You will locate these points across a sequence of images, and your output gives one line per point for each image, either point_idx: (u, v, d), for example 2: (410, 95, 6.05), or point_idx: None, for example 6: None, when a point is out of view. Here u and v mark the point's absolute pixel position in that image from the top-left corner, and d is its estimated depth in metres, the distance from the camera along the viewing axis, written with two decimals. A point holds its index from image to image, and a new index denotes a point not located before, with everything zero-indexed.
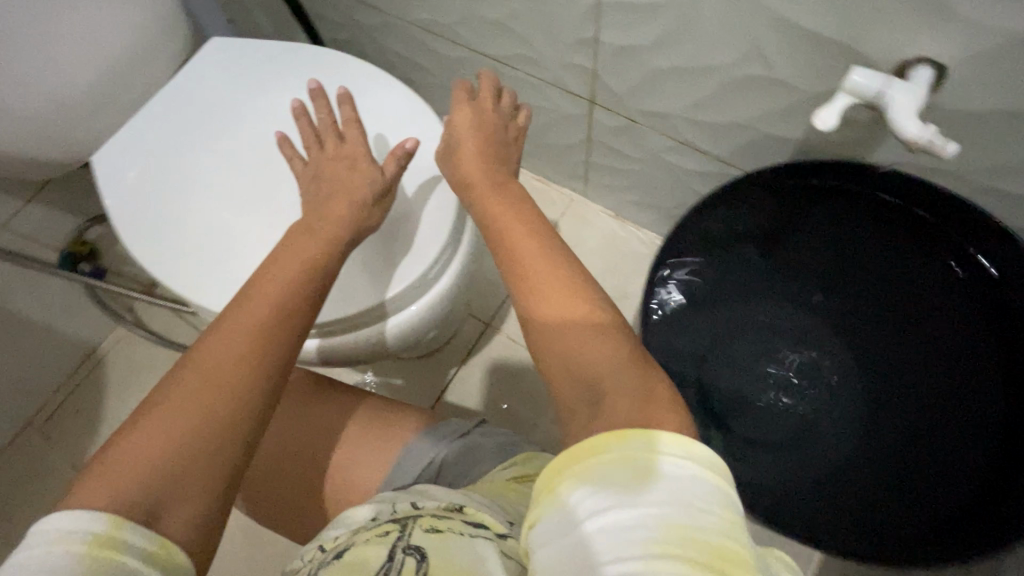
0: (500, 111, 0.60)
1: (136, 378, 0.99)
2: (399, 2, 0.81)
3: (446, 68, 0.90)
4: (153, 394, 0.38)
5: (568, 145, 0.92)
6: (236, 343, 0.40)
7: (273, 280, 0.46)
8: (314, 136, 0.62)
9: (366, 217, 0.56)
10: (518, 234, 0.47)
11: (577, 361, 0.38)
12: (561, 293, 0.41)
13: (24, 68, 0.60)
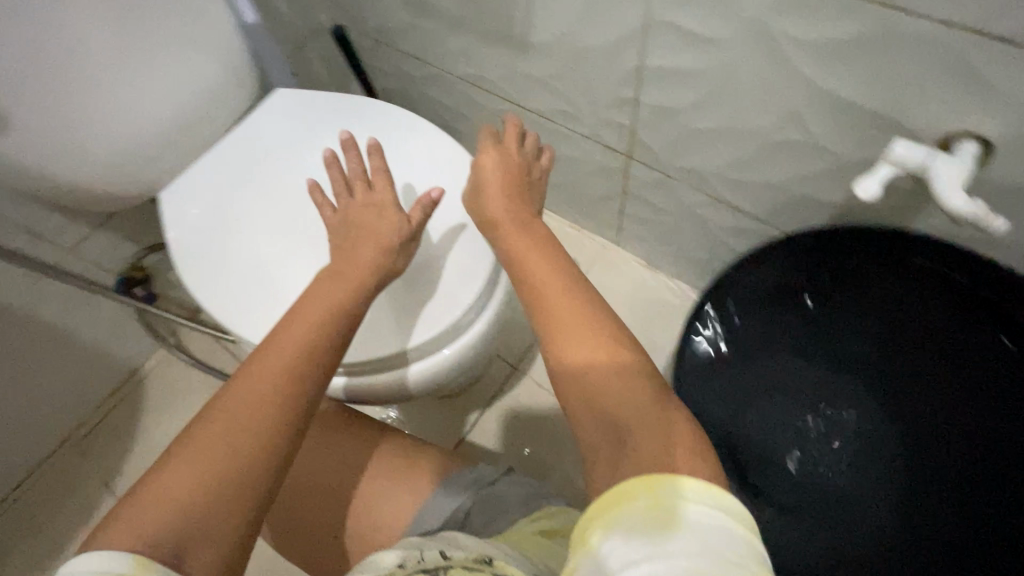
0: (523, 152, 0.59)
1: (171, 401, 1.03)
2: (448, 58, 0.86)
3: (487, 119, 0.94)
4: (183, 437, 0.39)
5: (602, 196, 0.94)
6: (264, 388, 0.41)
7: (300, 321, 0.47)
8: (344, 183, 0.61)
9: (393, 262, 0.56)
10: (552, 280, 0.45)
11: (604, 403, 0.38)
12: (586, 335, 0.41)
13: (107, 110, 0.64)
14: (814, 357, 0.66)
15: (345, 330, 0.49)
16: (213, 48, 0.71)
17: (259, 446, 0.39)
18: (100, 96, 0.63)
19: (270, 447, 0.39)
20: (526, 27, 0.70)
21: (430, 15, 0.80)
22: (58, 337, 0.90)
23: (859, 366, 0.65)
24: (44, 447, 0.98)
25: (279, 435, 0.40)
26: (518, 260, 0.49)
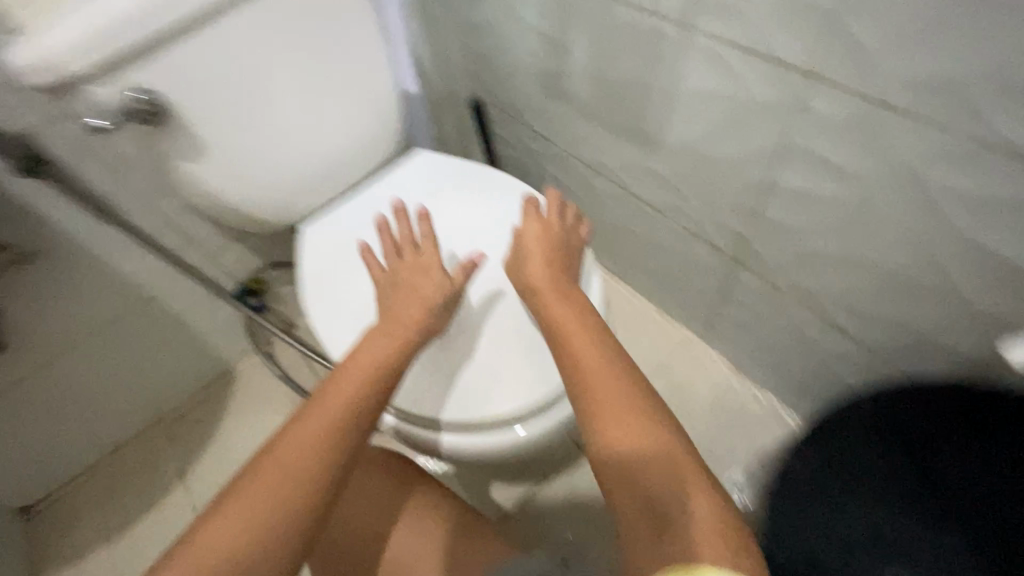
0: (564, 223, 0.65)
1: (254, 405, 1.10)
2: (572, 140, 0.92)
3: (596, 199, 0.98)
4: (234, 487, 0.42)
5: (698, 291, 0.93)
6: (310, 442, 0.44)
7: (352, 372, 0.50)
8: (394, 247, 0.65)
9: (434, 321, 0.60)
10: (590, 355, 0.49)
11: (643, 472, 0.40)
12: (626, 412, 0.43)
13: (279, 149, 0.70)
14: (889, 512, 0.57)
15: (390, 385, 0.51)
16: (371, 99, 0.75)
17: (299, 500, 0.41)
18: (277, 138, 0.69)
19: (313, 493, 0.42)
20: (657, 130, 0.73)
21: (567, 103, 0.86)
22: (180, 331, 1.00)
23: (961, 541, 0.55)
24: (139, 425, 1.07)
25: (323, 481, 0.43)
26: (562, 329, 0.53)
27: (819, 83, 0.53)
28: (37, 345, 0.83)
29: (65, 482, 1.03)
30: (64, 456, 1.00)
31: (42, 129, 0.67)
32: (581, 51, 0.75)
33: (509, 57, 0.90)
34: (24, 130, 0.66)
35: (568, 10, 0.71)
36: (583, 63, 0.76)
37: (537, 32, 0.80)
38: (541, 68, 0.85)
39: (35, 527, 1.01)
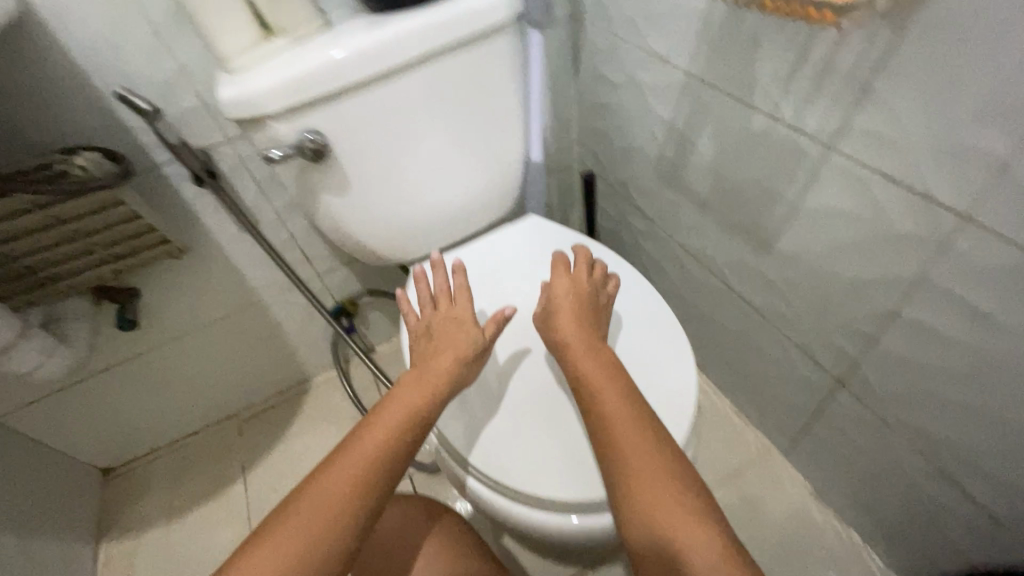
0: (594, 278, 0.67)
1: (321, 419, 1.14)
2: (678, 227, 0.93)
3: (692, 286, 0.97)
4: (270, 523, 0.46)
5: (788, 403, 0.87)
6: (342, 485, 0.48)
7: (380, 424, 0.52)
8: (429, 297, 0.67)
9: (466, 372, 0.60)
10: (624, 428, 0.52)
11: (679, 557, 0.44)
12: (656, 484, 0.48)
13: (414, 195, 0.76)
14: None
15: (421, 431, 0.54)
16: (500, 159, 0.80)
17: (331, 538, 0.46)
18: (414, 185, 0.75)
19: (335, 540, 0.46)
20: (773, 235, 0.72)
21: (680, 192, 0.87)
22: (275, 337, 1.08)
23: None
24: (219, 415, 1.14)
25: (344, 530, 0.46)
26: (594, 395, 0.55)
27: (968, 226, 0.50)
28: (159, 328, 0.93)
29: (142, 454, 1.12)
30: (152, 430, 1.09)
31: (218, 147, 0.78)
32: (707, 148, 0.76)
33: (630, 139, 0.94)
34: (204, 146, 0.76)
35: (702, 109, 0.74)
36: (707, 158, 0.77)
37: (664, 123, 0.83)
38: (661, 155, 0.88)
39: (108, 491, 1.09)
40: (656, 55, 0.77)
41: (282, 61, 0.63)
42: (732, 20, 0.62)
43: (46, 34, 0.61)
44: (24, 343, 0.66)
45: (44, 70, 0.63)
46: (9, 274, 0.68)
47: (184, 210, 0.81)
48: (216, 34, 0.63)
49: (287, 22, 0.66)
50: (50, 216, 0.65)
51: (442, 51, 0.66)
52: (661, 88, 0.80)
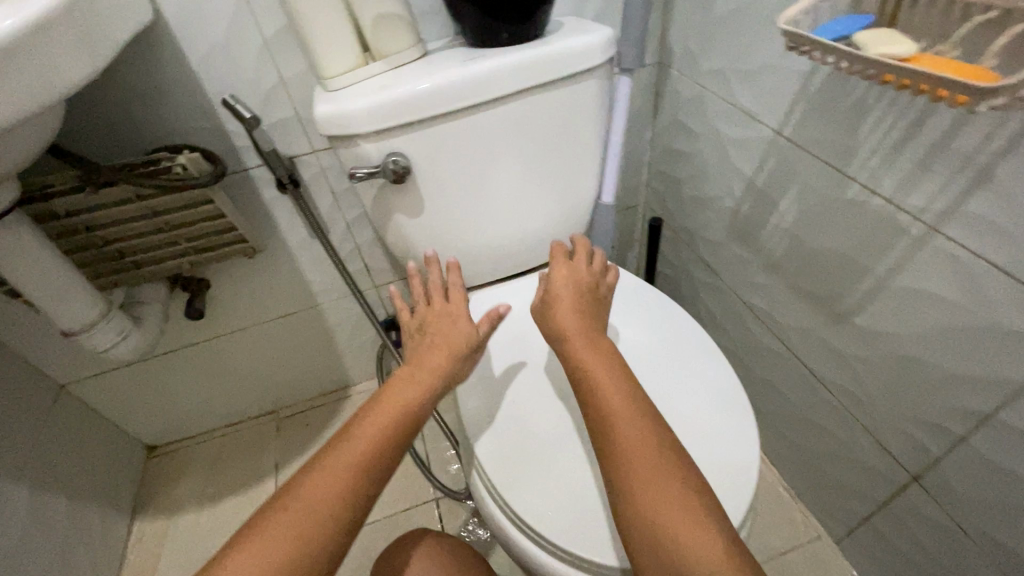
0: (591, 270, 0.68)
1: None
2: (743, 284, 0.89)
3: (753, 349, 0.93)
4: (257, 521, 0.45)
5: (849, 491, 0.81)
6: (336, 481, 0.47)
7: (376, 419, 0.52)
8: (423, 294, 0.69)
9: (459, 368, 0.62)
10: (626, 426, 0.51)
11: (672, 542, 0.44)
12: (655, 473, 0.48)
13: (486, 218, 0.76)
14: None
15: (413, 426, 0.54)
16: (571, 198, 0.80)
17: (328, 531, 0.45)
18: (487, 208, 0.75)
19: (333, 535, 0.45)
20: (853, 310, 0.68)
21: (752, 250, 0.84)
22: (325, 341, 1.10)
23: None
24: (262, 409, 1.17)
25: (341, 523, 0.45)
26: (593, 391, 0.55)
27: None
28: (221, 318, 0.96)
29: (185, 436, 1.16)
30: (199, 414, 1.12)
31: (303, 157, 0.81)
32: (788, 210, 0.73)
33: (704, 189, 0.92)
34: (291, 155, 0.80)
35: (788, 170, 0.71)
36: (786, 221, 0.74)
37: (744, 178, 0.81)
38: (736, 210, 0.85)
39: (149, 467, 1.12)
40: (743, 110, 0.76)
41: (379, 85, 0.66)
42: (834, 85, 0.60)
43: (170, 39, 0.66)
44: (102, 324, 0.69)
45: (163, 71, 0.68)
46: (100, 255, 0.72)
47: (263, 212, 0.84)
48: (322, 55, 0.66)
49: (388, 47, 0.68)
50: (146, 208, 0.68)
51: (530, 90, 0.68)
52: (745, 143, 0.78)
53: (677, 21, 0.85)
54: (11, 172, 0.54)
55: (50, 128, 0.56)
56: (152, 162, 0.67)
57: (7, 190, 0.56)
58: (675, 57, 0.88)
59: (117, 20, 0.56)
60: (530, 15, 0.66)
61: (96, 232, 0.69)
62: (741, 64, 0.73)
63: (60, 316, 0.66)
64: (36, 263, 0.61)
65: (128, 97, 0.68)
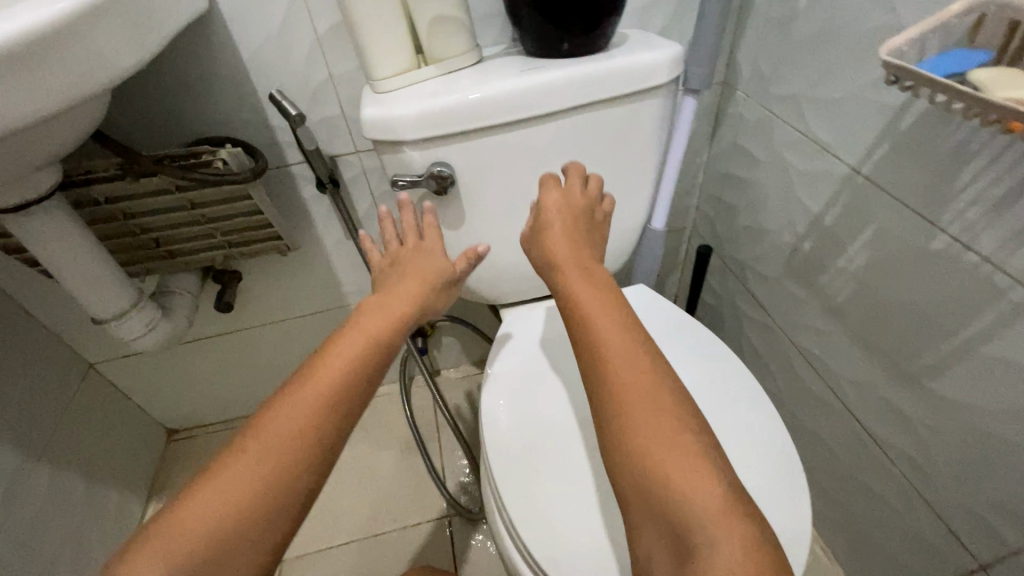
0: (587, 192, 0.60)
1: (373, 433, 1.20)
2: (795, 326, 0.83)
3: (799, 395, 0.86)
4: (214, 462, 0.42)
5: (898, 565, 0.73)
6: (295, 419, 0.43)
7: (336, 350, 0.47)
8: (394, 235, 0.62)
9: (435, 300, 0.57)
10: (620, 368, 0.45)
11: (667, 497, 0.39)
12: (651, 419, 0.43)
13: None
14: None
15: (382, 357, 0.48)
16: (619, 221, 0.75)
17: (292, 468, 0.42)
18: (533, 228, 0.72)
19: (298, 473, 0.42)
20: (926, 372, 0.61)
21: (809, 291, 0.78)
22: None
23: None
24: None
25: (304, 460, 0.42)
26: (586, 324, 0.49)
27: None
28: (250, 311, 0.95)
29: (206, 423, 1.16)
30: (221, 403, 1.12)
31: (345, 157, 0.79)
32: (857, 254, 0.67)
33: (761, 220, 0.86)
34: (334, 154, 0.78)
35: (863, 210, 0.65)
36: (855, 265, 0.68)
37: (808, 214, 0.75)
38: (796, 247, 0.79)
39: (169, 451, 1.12)
40: (816, 141, 0.70)
41: (429, 91, 0.63)
42: (931, 123, 0.53)
43: (223, 29, 0.64)
44: (131, 314, 0.68)
45: (213, 62, 0.66)
46: (135, 243, 0.71)
47: (301, 209, 0.82)
48: (374, 55, 0.63)
49: (442, 52, 0.65)
50: (184, 200, 0.67)
51: (588, 106, 0.63)
52: (814, 176, 0.72)
53: (748, 40, 0.79)
54: (53, 157, 0.53)
55: (97, 113, 0.55)
56: (193, 154, 0.66)
57: (48, 174, 0.54)
58: (742, 78, 0.83)
59: (171, 7, 0.54)
60: (594, 27, 0.61)
61: (133, 220, 0.68)
62: (818, 92, 0.68)
63: (91, 303, 0.65)
64: (69, 248, 0.60)
65: (176, 85, 0.67)
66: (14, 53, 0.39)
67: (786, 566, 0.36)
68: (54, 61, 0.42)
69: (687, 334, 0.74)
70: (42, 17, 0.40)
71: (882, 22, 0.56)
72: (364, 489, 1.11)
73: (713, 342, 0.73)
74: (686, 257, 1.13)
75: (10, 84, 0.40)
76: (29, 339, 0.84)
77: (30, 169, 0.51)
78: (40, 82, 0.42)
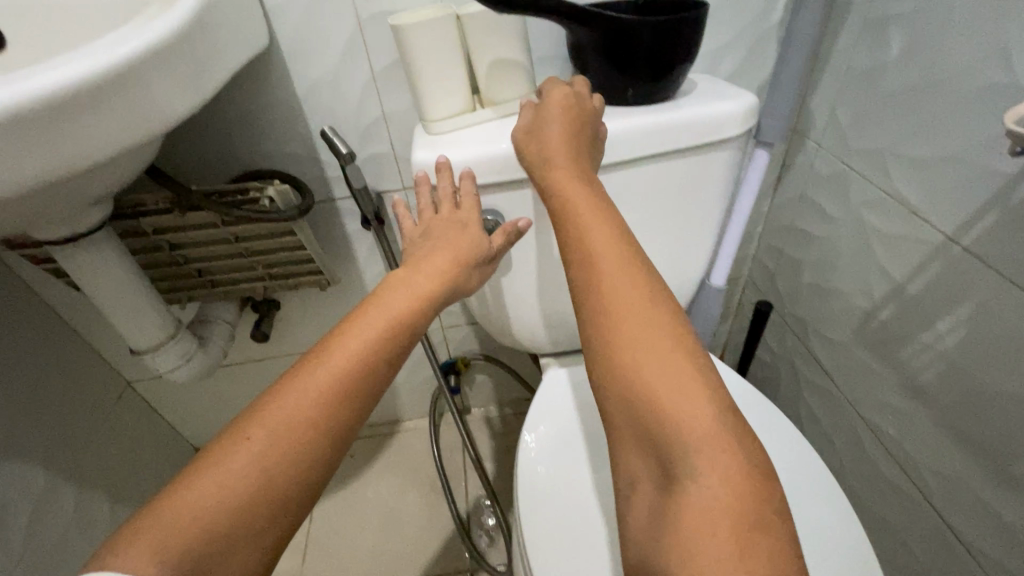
0: (593, 107, 0.55)
1: (400, 469, 1.17)
2: (863, 398, 0.75)
3: (865, 476, 0.77)
4: (215, 444, 0.37)
5: None
6: (307, 402, 0.39)
7: (357, 332, 0.43)
8: (430, 201, 0.58)
9: (468, 278, 0.53)
10: (623, 298, 0.40)
11: (655, 426, 0.36)
12: (655, 357, 0.37)
13: None
14: None
15: (406, 343, 0.45)
16: (676, 276, 0.70)
17: (300, 456, 0.38)
18: None
19: (308, 462, 0.38)
20: None
21: (885, 363, 0.70)
22: None
23: None
24: None
25: (316, 448, 0.38)
26: (580, 241, 0.43)
27: None
28: (285, 339, 0.94)
29: None
30: None
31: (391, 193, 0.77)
32: (948, 331, 0.60)
33: (830, 279, 0.79)
34: (381, 190, 0.76)
35: (957, 285, 0.58)
36: (946, 342, 0.60)
37: (888, 279, 0.67)
38: (871, 314, 0.71)
39: None
40: (902, 202, 0.63)
41: (483, 137, 0.60)
42: None
43: (281, 66, 0.64)
44: (168, 346, 0.67)
45: (269, 96, 0.66)
46: (178, 272, 0.71)
47: (344, 243, 0.81)
48: (430, 95, 0.61)
49: (500, 95, 0.63)
50: (229, 234, 0.66)
51: (651, 157, 0.59)
52: (899, 240, 0.65)
53: (826, 88, 0.74)
54: (105, 195, 0.52)
55: (151, 150, 0.54)
56: (241, 190, 0.65)
57: (99, 209, 0.54)
58: (816, 127, 0.78)
59: (235, 44, 0.54)
60: (664, 75, 0.57)
61: (178, 251, 0.68)
62: (909, 149, 0.61)
63: (130, 334, 0.64)
64: (110, 280, 0.59)
65: (231, 119, 0.67)
66: (79, 93, 0.38)
67: (773, 500, 0.34)
68: (110, 104, 0.40)
69: (754, 417, 0.67)
70: (107, 59, 0.39)
71: (996, 81, 0.50)
72: (384, 530, 1.07)
73: (789, 429, 0.66)
74: (739, 308, 1.06)
75: (72, 125, 0.39)
76: (71, 357, 0.85)
77: (79, 208, 0.51)
78: (106, 124, 0.41)
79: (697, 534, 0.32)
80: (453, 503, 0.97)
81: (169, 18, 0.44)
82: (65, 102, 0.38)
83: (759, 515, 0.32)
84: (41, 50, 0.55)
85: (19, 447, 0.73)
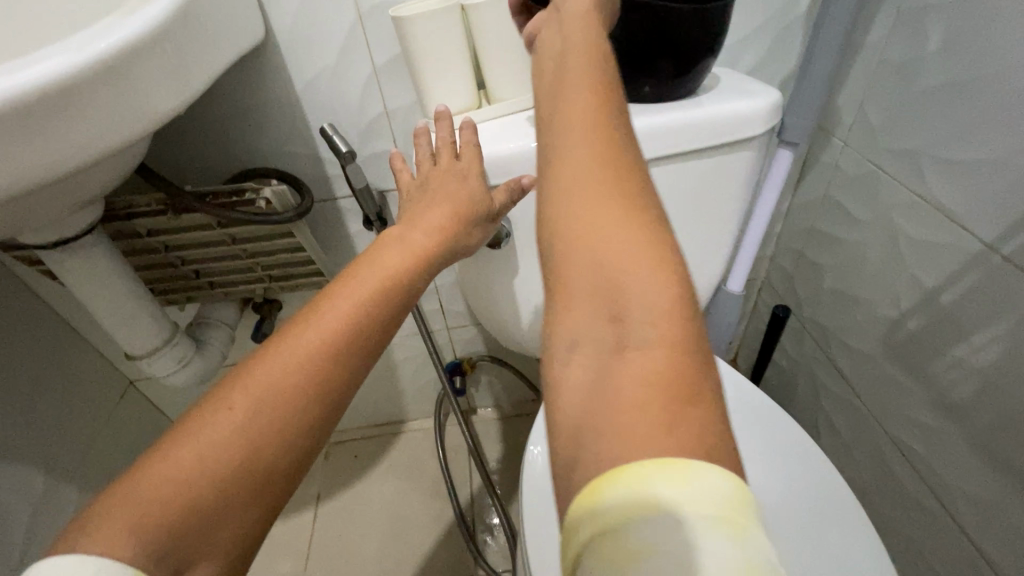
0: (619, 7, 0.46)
1: (404, 471, 1.15)
2: (886, 409, 0.72)
3: (887, 490, 0.74)
4: (193, 412, 0.34)
5: None
6: (293, 364, 0.36)
7: (347, 291, 0.39)
8: (428, 149, 0.55)
9: (468, 239, 0.50)
10: (609, 145, 0.30)
11: (614, 282, 0.26)
12: (630, 211, 0.28)
13: None
14: None
15: (403, 303, 0.41)
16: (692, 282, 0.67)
17: (285, 421, 0.34)
18: None
19: (296, 431, 0.35)
20: None
21: (914, 377, 0.66)
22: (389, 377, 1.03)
23: None
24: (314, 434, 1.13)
25: (303, 415, 0.35)
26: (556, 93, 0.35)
27: None
28: None
29: None
30: None
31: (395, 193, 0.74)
32: (986, 346, 0.55)
33: (854, 285, 0.75)
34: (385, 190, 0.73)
35: (996, 298, 0.54)
36: (983, 359, 0.56)
37: (919, 288, 0.63)
38: (898, 323, 0.68)
39: None
40: (938, 208, 0.59)
41: (489, 138, 0.57)
42: None
43: (279, 60, 0.61)
44: (164, 350, 0.65)
45: (267, 91, 0.63)
46: (176, 274, 0.69)
47: (347, 245, 0.79)
48: (434, 91, 0.58)
49: (508, 91, 0.60)
50: (226, 236, 0.64)
51: (669, 156, 0.56)
52: (932, 248, 0.61)
53: (855, 83, 0.70)
54: (94, 198, 0.50)
55: (140, 149, 0.52)
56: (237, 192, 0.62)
57: (89, 211, 0.52)
58: (843, 124, 0.73)
59: (228, 34, 0.51)
60: (687, 70, 0.54)
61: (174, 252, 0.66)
62: (948, 150, 0.57)
63: (125, 339, 0.62)
64: (101, 285, 0.57)
65: (227, 116, 0.64)
66: (64, 88, 0.35)
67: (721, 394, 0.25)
68: (86, 104, 0.37)
69: (772, 432, 0.64)
70: (93, 51, 0.37)
71: None
72: (389, 533, 1.05)
73: (809, 449, 0.62)
74: (755, 311, 1.03)
75: (60, 124, 0.36)
76: (70, 354, 0.84)
77: (70, 211, 0.49)
78: (98, 123, 0.39)
79: (626, 407, 0.23)
80: (461, 513, 0.94)
81: (152, 9, 0.41)
82: (40, 102, 0.35)
83: (695, 385, 0.24)
84: (28, 46, 0.53)
85: (20, 448, 0.72)
